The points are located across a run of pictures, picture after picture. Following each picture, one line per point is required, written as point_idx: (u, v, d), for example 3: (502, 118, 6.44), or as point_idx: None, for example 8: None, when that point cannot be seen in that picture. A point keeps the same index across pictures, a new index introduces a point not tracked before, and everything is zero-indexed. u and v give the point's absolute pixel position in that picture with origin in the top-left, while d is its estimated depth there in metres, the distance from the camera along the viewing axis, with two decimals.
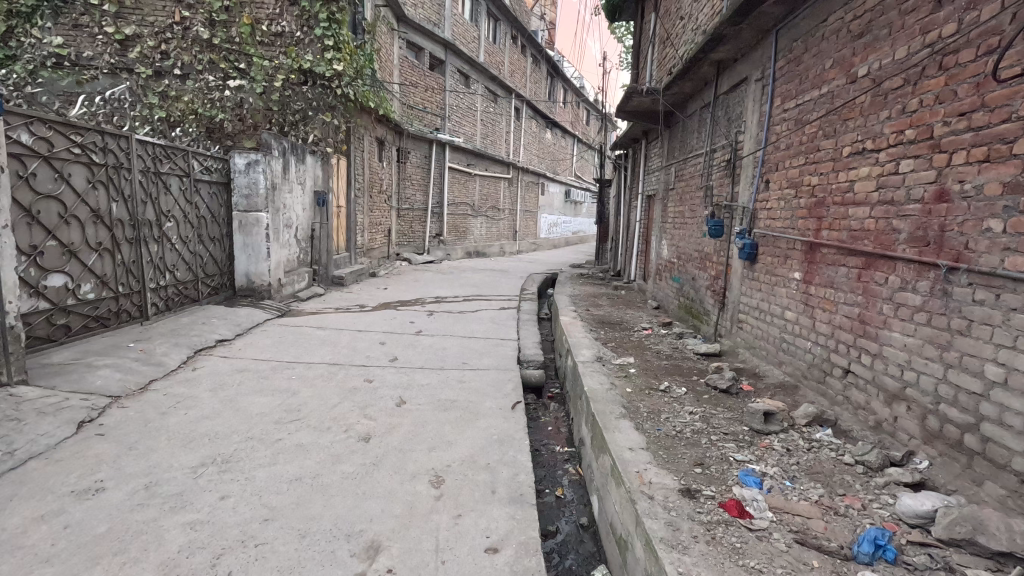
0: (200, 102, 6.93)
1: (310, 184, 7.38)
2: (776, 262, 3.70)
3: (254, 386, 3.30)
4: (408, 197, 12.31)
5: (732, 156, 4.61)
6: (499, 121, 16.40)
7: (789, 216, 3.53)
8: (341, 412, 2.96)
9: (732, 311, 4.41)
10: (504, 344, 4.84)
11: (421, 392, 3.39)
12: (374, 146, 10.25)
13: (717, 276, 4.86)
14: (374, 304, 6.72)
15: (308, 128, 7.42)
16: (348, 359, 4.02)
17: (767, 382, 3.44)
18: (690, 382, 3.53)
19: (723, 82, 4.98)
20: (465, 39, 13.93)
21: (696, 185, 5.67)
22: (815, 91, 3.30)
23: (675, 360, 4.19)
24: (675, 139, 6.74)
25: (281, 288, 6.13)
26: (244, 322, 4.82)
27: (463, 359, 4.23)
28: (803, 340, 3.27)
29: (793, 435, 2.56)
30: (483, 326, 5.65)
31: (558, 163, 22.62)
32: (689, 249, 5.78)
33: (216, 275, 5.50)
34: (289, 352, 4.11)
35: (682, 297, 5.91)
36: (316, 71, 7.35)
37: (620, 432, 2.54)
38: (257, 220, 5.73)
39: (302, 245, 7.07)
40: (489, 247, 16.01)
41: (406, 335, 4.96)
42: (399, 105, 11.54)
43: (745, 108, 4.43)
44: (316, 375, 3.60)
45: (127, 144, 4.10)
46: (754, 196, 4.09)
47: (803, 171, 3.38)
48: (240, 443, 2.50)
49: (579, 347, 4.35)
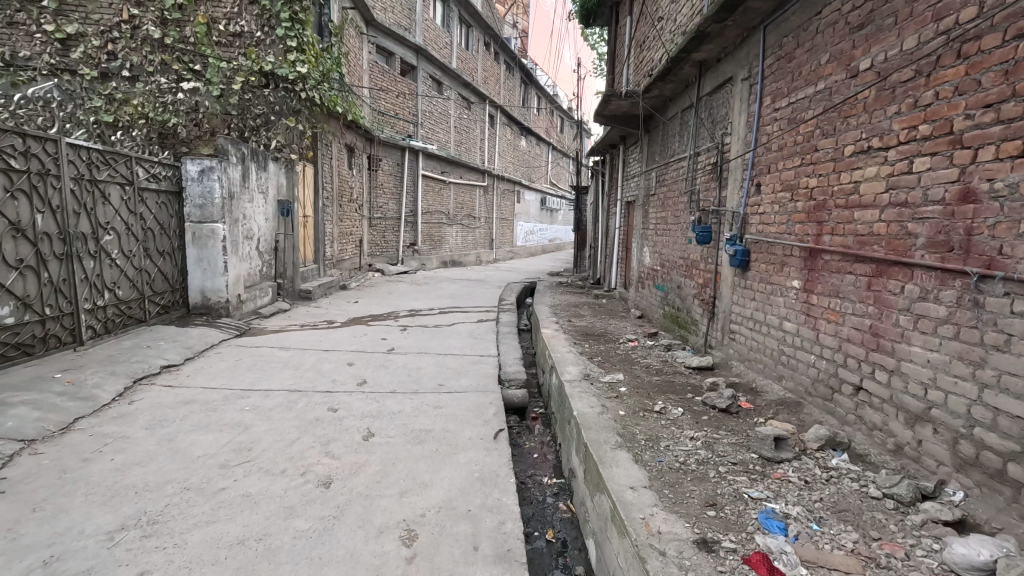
0: (151, 105, 6.46)
1: (273, 193, 6.94)
2: (771, 270, 3.48)
3: (200, 421, 2.90)
4: (380, 206, 11.91)
5: (718, 159, 4.42)
6: (473, 128, 16.15)
7: (785, 221, 3.32)
8: (298, 451, 2.58)
9: (723, 321, 4.18)
10: (483, 362, 4.51)
11: (391, 421, 3.04)
12: (343, 153, 9.84)
13: (705, 285, 4.64)
14: (344, 320, 6.30)
15: (271, 134, 6.98)
16: (312, 385, 3.64)
17: (767, 399, 3.20)
18: (686, 401, 3.27)
19: (706, 83, 4.80)
20: (437, 44, 13.67)
21: (680, 190, 5.47)
22: (810, 89, 3.10)
23: (666, 375, 3.94)
24: (655, 144, 6.57)
25: (240, 305, 5.67)
26: (196, 345, 4.37)
27: (439, 381, 3.88)
28: (806, 354, 3.04)
29: (808, 463, 2.31)
30: (461, 341, 5.31)
31: (534, 170, 22.49)
32: (674, 257, 5.57)
33: (166, 293, 5.02)
34: (245, 378, 3.70)
35: (668, 306, 5.69)
36: (278, 74, 6.93)
37: (617, 467, 2.25)
38: (213, 231, 5.28)
39: (265, 258, 6.62)
40: (465, 256, 15.69)
41: (377, 354, 4.59)
42: (369, 111, 11.18)
43: (731, 108, 4.24)
44: (274, 405, 3.21)
45: (56, 148, 3.65)
46: (744, 201, 3.88)
47: (799, 174, 3.18)
48: (174, 496, 2.11)
49: (564, 364, 4.06)
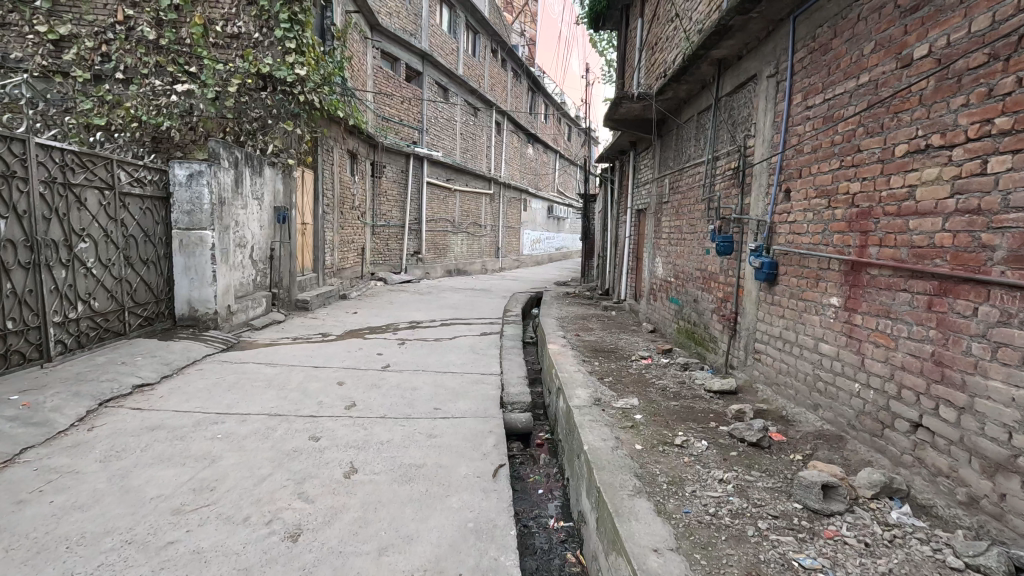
0: (144, 108, 6.24)
1: (269, 199, 6.68)
2: (803, 285, 3.13)
3: (161, 453, 2.57)
4: (383, 213, 11.66)
5: (740, 163, 4.08)
6: (479, 135, 15.91)
7: (821, 230, 2.97)
8: (268, 492, 2.24)
9: (747, 340, 3.83)
10: (484, 381, 4.17)
11: (378, 454, 2.70)
12: (345, 159, 9.59)
13: (725, 299, 4.29)
14: (340, 332, 6.00)
15: (267, 138, 6.69)
16: (294, 408, 3.31)
17: (803, 432, 2.83)
18: (710, 432, 2.91)
19: (725, 82, 4.48)
20: (443, 50, 13.49)
21: (696, 197, 5.13)
22: (851, 82, 2.77)
23: (685, 399, 3.57)
24: (668, 149, 6.24)
25: (230, 317, 5.38)
26: (175, 361, 4.07)
27: (435, 404, 3.54)
28: (848, 382, 2.67)
29: (864, 517, 1.95)
30: (461, 357, 4.97)
31: (541, 178, 22.23)
32: (689, 268, 5.22)
33: (149, 304, 4.73)
34: (223, 399, 3.38)
35: (683, 321, 5.34)
36: (276, 76, 6.65)
37: (637, 521, 1.89)
38: (201, 238, 5.00)
39: (258, 267, 6.34)
40: (469, 264, 15.41)
41: (371, 371, 4.27)
42: (373, 116, 10.95)
43: (755, 108, 3.91)
44: (249, 432, 2.89)
45: (24, 148, 3.38)
46: (771, 208, 3.54)
47: (837, 178, 2.84)
48: (112, 552, 1.78)
49: (572, 386, 3.71)
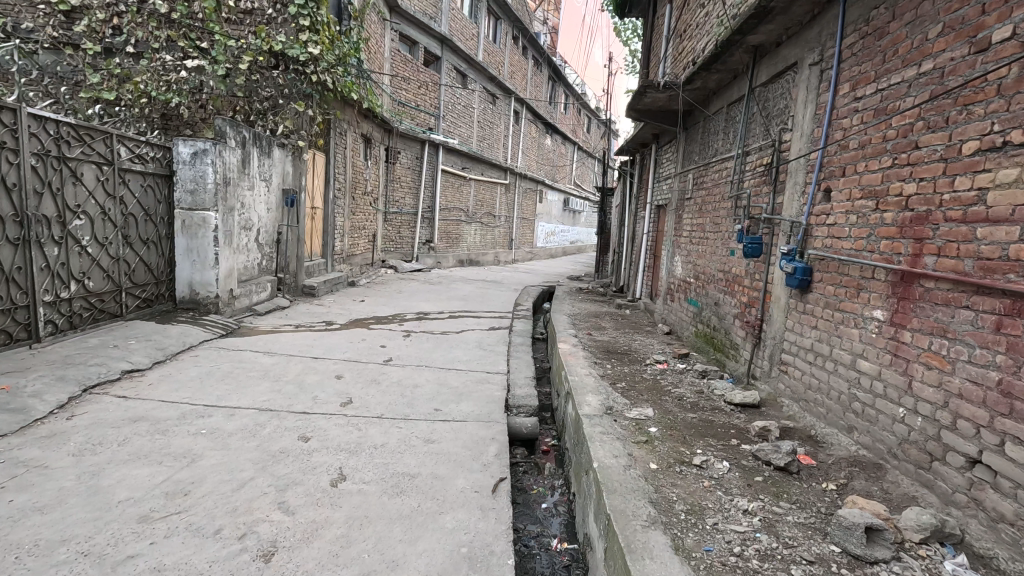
0: (153, 84, 6.08)
1: (278, 181, 6.51)
2: (841, 295, 2.86)
3: (139, 448, 2.41)
4: (396, 200, 11.48)
5: (774, 158, 3.79)
6: (497, 123, 15.61)
7: (866, 235, 2.68)
8: (246, 500, 2.06)
9: (773, 350, 3.57)
10: (490, 381, 3.96)
11: (371, 460, 2.50)
12: (358, 143, 9.40)
13: (750, 305, 4.02)
14: (344, 321, 5.83)
15: (278, 118, 6.52)
16: (287, 403, 3.13)
17: (836, 457, 2.58)
18: (732, 451, 2.67)
19: (760, 71, 4.17)
20: (463, 35, 13.19)
21: (722, 194, 4.83)
22: (911, 70, 2.47)
23: (704, 411, 3.32)
24: (693, 142, 5.93)
25: (232, 301, 5.24)
26: (170, 346, 3.92)
27: (436, 405, 3.34)
28: (890, 406, 2.41)
29: (914, 568, 1.70)
30: (467, 353, 4.75)
31: (558, 169, 21.86)
32: (711, 269, 4.94)
33: (149, 285, 4.60)
34: (214, 390, 3.21)
35: (701, 324, 5.07)
36: (289, 54, 6.42)
37: (652, 560, 1.66)
38: (204, 219, 4.86)
39: (264, 250, 6.19)
40: (482, 255, 15.20)
41: (371, 365, 4.08)
42: (389, 100, 10.72)
43: (794, 99, 3.60)
44: (236, 428, 2.71)
45: (15, 118, 3.23)
46: (808, 209, 3.25)
47: (889, 177, 2.55)
48: (65, 567, 1.60)
49: (582, 391, 3.48)
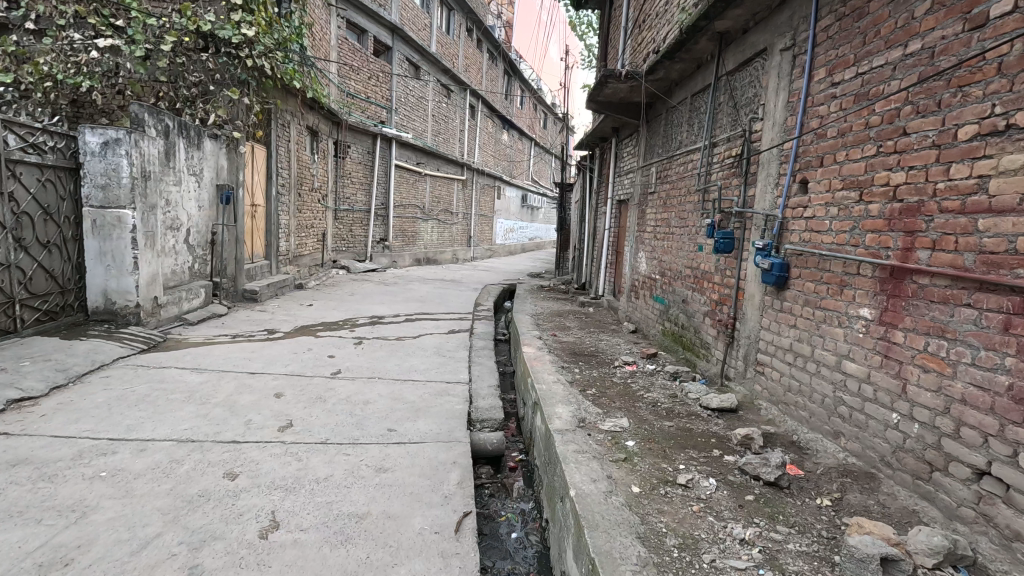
0: (59, 65, 5.33)
1: (210, 176, 5.90)
2: (822, 292, 2.70)
3: (13, 503, 1.94)
4: (347, 197, 10.90)
5: (744, 149, 3.63)
6: (452, 118, 15.18)
7: (848, 229, 2.53)
8: (146, 567, 1.65)
9: (748, 350, 3.42)
10: (450, 392, 3.63)
11: (311, 498, 2.13)
12: (304, 135, 8.79)
13: (721, 302, 3.87)
14: (289, 328, 5.33)
15: (209, 106, 5.92)
16: (214, 430, 2.70)
17: (825, 466, 2.41)
18: (717, 465, 2.46)
19: (727, 59, 4.01)
20: (415, 25, 12.66)
21: (688, 187, 4.68)
22: (896, 51, 2.31)
23: (680, 418, 3.12)
24: (656, 135, 5.77)
25: (157, 311, 4.66)
26: (75, 366, 3.37)
27: (389, 424, 2.97)
28: (882, 411, 2.25)
29: None
30: (425, 361, 4.39)
31: (515, 165, 21.61)
32: (678, 266, 4.79)
33: (51, 294, 4.01)
34: (123, 419, 2.73)
35: (669, 322, 4.91)
36: (219, 36, 5.77)
37: None
38: (119, 219, 4.26)
39: (196, 252, 5.60)
40: (440, 253, 14.76)
41: (317, 379, 3.66)
42: (337, 91, 10.13)
43: (764, 87, 3.44)
44: (146, 467, 2.27)
45: None
46: (783, 201, 3.09)
47: (874, 166, 2.39)
48: None
49: (552, 401, 3.21)
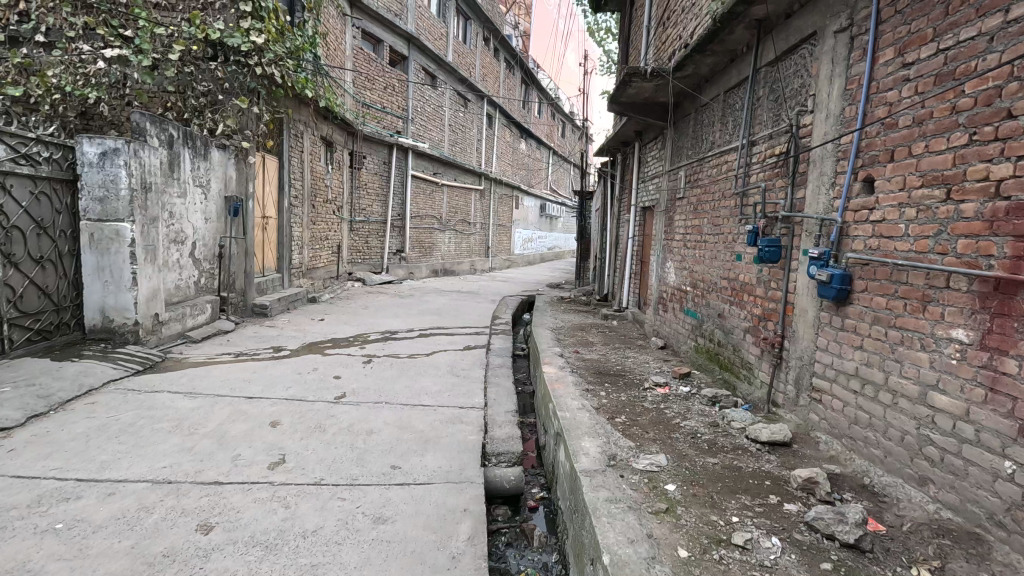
0: (68, 77, 5.23)
1: (218, 187, 5.72)
2: (897, 309, 2.28)
3: None
4: (363, 208, 10.73)
5: (790, 147, 3.24)
6: (470, 127, 15.00)
7: (932, 233, 2.13)
8: None
9: (800, 373, 3.01)
10: (463, 419, 3.28)
11: (295, 559, 1.80)
12: (317, 146, 8.63)
13: (765, 318, 3.45)
14: (296, 345, 5.06)
15: (218, 116, 5.78)
16: (195, 469, 2.39)
17: (912, 521, 1.98)
18: (779, 518, 2.05)
19: (767, 49, 3.63)
20: (431, 35, 12.53)
21: (722, 191, 4.29)
22: (993, 18, 1.92)
23: (726, 452, 2.72)
24: (684, 136, 5.40)
25: (158, 328, 4.44)
26: (60, 392, 3.12)
27: (392, 460, 2.63)
28: (990, 458, 1.83)
29: None
30: (437, 382, 4.05)
31: (533, 174, 21.34)
32: (712, 276, 4.38)
33: (44, 312, 3.82)
34: (99, 455, 2.46)
35: (703, 338, 4.50)
36: (228, 44, 5.59)
37: None
38: (117, 232, 4.05)
39: (203, 266, 5.41)
40: (457, 264, 14.51)
41: (319, 405, 3.35)
42: (352, 101, 9.99)
43: (814, 75, 3.05)
44: (109, 517, 1.97)
45: None
46: (843, 203, 2.68)
47: (966, 158, 1.99)
48: None
49: (577, 433, 2.83)
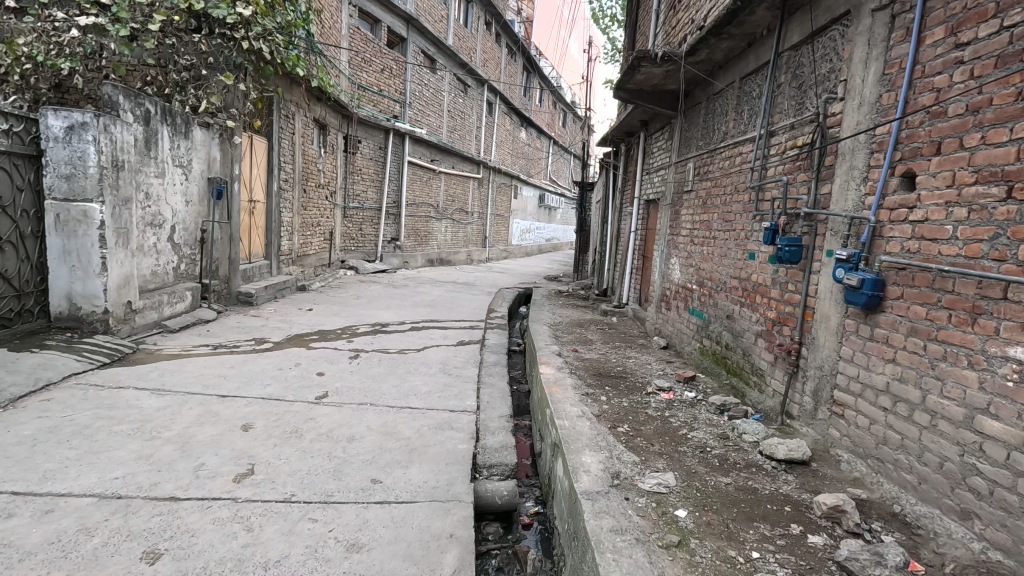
0: (40, 44, 4.76)
1: (200, 167, 5.40)
2: (940, 320, 2.04)
3: None
4: (357, 194, 10.42)
5: (816, 138, 2.97)
6: (469, 113, 14.62)
7: (987, 237, 1.88)
8: None
9: (819, 383, 2.78)
10: (454, 425, 3.04)
11: None
12: (310, 128, 8.30)
13: (781, 323, 3.22)
14: (280, 337, 4.80)
15: (202, 92, 5.46)
16: (151, 481, 2.14)
17: (955, 562, 1.76)
18: (805, 555, 1.82)
19: (791, 31, 3.35)
20: (431, 17, 12.13)
21: (735, 184, 4.03)
22: None
23: (739, 470, 2.49)
24: (694, 125, 5.12)
25: (131, 317, 4.16)
26: (12, 387, 2.86)
27: (373, 473, 2.39)
28: None
29: None
30: (427, 382, 3.80)
31: (533, 164, 20.98)
32: (720, 275, 4.14)
33: (3, 298, 3.54)
34: (44, 463, 2.20)
35: (708, 340, 4.27)
36: (212, 15, 5.23)
37: None
38: (85, 213, 3.75)
39: (183, 251, 5.13)
40: (453, 254, 14.24)
41: (298, 406, 3.10)
42: (347, 83, 9.63)
43: (846, 59, 2.78)
44: (42, 542, 1.71)
45: None
46: (877, 200, 2.42)
47: None
48: None
49: (576, 445, 2.59)
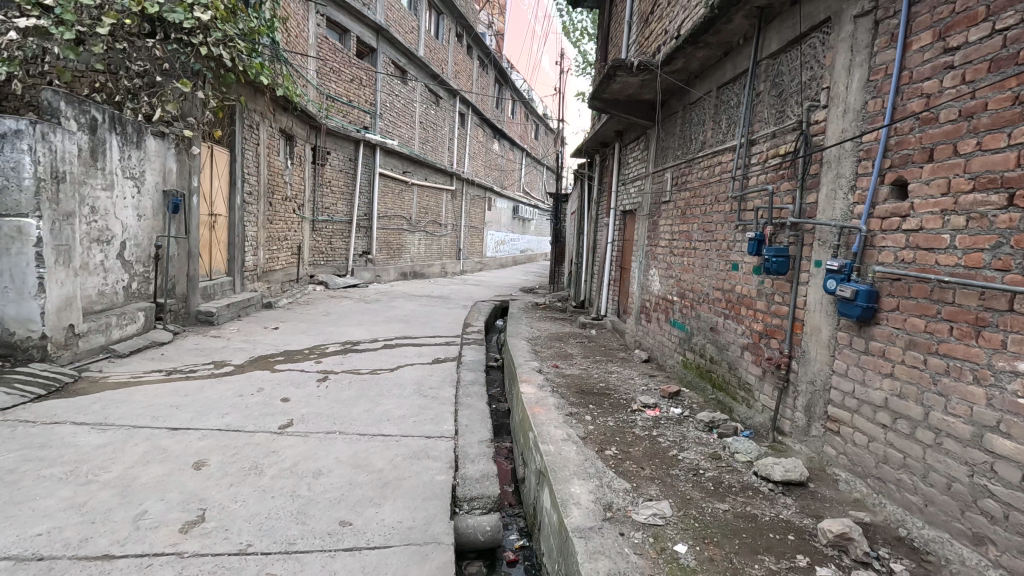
0: None
1: (154, 180, 5.05)
2: (941, 333, 1.96)
3: None
4: (327, 207, 10.10)
5: (799, 147, 2.92)
6: (441, 125, 14.47)
7: (988, 245, 1.81)
8: None
9: (812, 398, 2.68)
10: (431, 453, 2.82)
11: None
12: (276, 139, 8.00)
13: (768, 336, 3.12)
14: (241, 359, 4.49)
15: (156, 100, 5.13)
16: (82, 536, 1.86)
17: None
18: None
19: (769, 39, 3.32)
20: (401, 28, 11.99)
21: (715, 193, 3.97)
22: None
23: (736, 494, 2.35)
24: (671, 135, 5.09)
25: (72, 341, 3.81)
26: None
27: (342, 513, 2.15)
28: None
29: None
30: (401, 405, 3.57)
31: (506, 175, 20.94)
32: (703, 286, 4.05)
33: None
34: None
35: (692, 353, 4.16)
36: (167, 19, 4.96)
37: None
38: (19, 229, 3.42)
39: (135, 269, 4.78)
40: (427, 267, 13.97)
41: (258, 438, 2.83)
42: (315, 93, 9.36)
43: (828, 66, 2.74)
44: None
45: None
46: (868, 209, 2.34)
47: None
48: None
49: (564, 473, 2.41)
